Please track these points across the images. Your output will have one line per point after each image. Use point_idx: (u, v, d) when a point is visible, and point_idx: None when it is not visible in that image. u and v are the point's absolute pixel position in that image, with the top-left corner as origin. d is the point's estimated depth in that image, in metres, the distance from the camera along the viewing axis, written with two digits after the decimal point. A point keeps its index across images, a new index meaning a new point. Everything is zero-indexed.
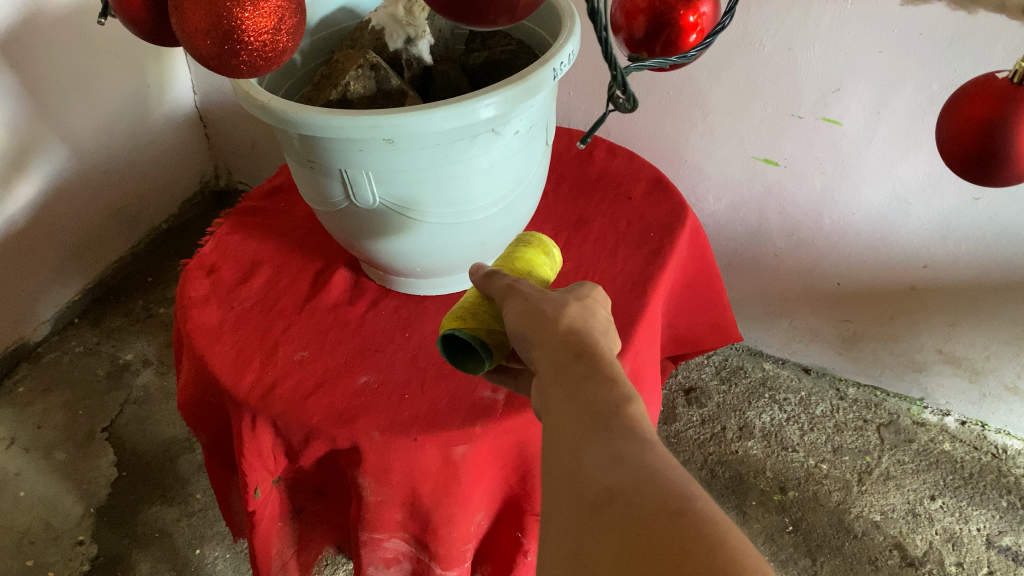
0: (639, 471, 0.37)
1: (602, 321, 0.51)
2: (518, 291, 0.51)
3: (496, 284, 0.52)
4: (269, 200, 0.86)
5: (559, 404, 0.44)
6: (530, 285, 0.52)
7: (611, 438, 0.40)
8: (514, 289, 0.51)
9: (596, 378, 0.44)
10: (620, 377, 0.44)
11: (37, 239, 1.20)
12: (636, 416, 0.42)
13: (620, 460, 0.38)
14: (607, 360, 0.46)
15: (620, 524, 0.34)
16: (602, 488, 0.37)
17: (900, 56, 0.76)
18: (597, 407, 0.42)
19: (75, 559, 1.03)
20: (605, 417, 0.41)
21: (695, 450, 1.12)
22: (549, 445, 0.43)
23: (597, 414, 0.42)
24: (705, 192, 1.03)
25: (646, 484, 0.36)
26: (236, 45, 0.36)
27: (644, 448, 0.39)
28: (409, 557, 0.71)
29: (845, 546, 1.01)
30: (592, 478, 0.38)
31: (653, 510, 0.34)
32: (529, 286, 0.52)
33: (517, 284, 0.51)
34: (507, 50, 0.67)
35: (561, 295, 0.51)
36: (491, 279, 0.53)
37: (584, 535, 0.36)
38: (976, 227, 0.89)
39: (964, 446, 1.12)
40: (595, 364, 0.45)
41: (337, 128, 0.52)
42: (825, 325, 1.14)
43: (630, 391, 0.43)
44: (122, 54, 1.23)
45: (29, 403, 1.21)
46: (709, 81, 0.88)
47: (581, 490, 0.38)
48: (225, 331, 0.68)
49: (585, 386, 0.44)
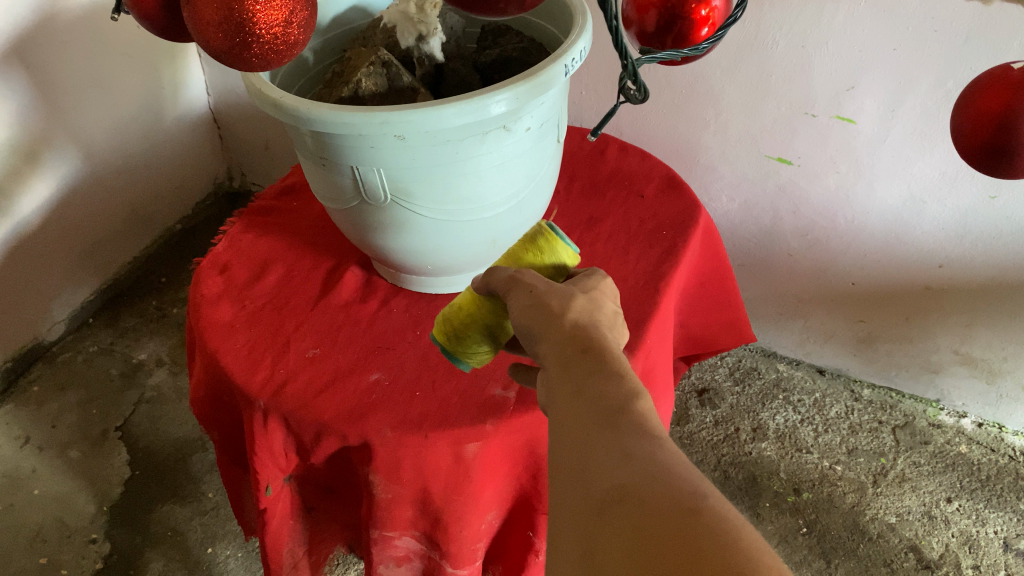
0: (649, 468, 0.37)
1: (607, 315, 0.50)
2: (521, 282, 0.49)
3: (498, 276, 0.51)
4: (282, 199, 0.86)
5: (567, 401, 0.43)
6: (533, 275, 0.50)
7: (620, 435, 0.40)
8: (517, 281, 0.50)
9: (603, 373, 0.44)
10: (628, 373, 0.44)
11: (52, 239, 1.21)
12: (644, 413, 0.41)
13: (630, 457, 0.38)
14: (613, 355, 0.46)
15: (631, 524, 0.34)
16: (613, 486, 0.37)
17: (915, 53, 0.75)
18: (605, 402, 0.42)
19: (88, 557, 1.03)
20: (614, 413, 0.41)
21: (708, 451, 1.11)
22: (558, 441, 0.42)
23: (605, 410, 0.41)
24: (718, 191, 1.02)
25: (657, 481, 0.36)
26: (248, 37, 0.36)
27: (654, 445, 0.39)
28: (420, 556, 0.70)
29: (860, 549, 1.00)
30: (602, 475, 0.38)
31: (664, 508, 0.34)
32: (533, 277, 0.50)
33: (519, 275, 0.50)
34: (519, 48, 0.66)
35: (564, 287, 0.50)
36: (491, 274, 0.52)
37: (595, 534, 0.35)
38: (992, 226, 0.88)
39: (981, 449, 1.11)
40: (603, 359, 0.45)
41: (347, 125, 0.52)
42: (839, 326, 1.13)
43: (638, 387, 0.43)
44: (137, 56, 1.23)
45: (43, 402, 1.22)
46: (722, 79, 0.87)
47: (591, 487, 0.38)
48: (237, 329, 0.68)
49: (593, 381, 0.43)
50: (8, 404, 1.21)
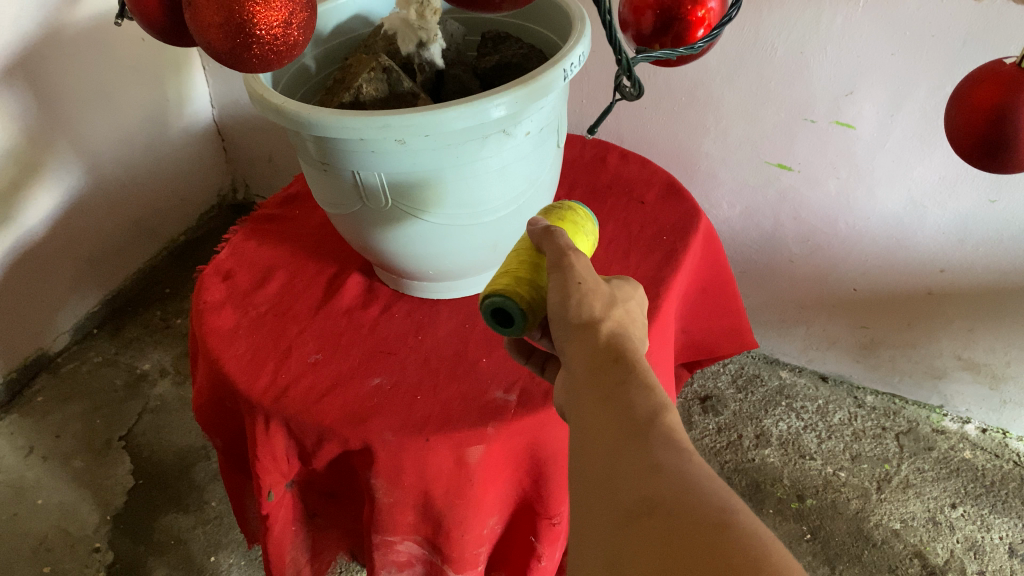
0: (676, 481, 0.37)
1: (638, 330, 0.50)
2: (568, 269, 0.48)
3: (552, 245, 0.49)
4: (285, 207, 0.87)
5: (595, 409, 0.44)
6: (586, 262, 0.49)
7: (648, 445, 0.40)
8: (564, 261, 0.48)
9: (631, 383, 0.44)
10: (656, 384, 0.44)
11: (58, 249, 1.22)
12: (672, 426, 0.42)
13: (657, 469, 0.38)
14: (644, 364, 0.46)
15: (662, 534, 0.35)
16: (642, 497, 0.37)
17: (913, 58, 0.76)
18: (634, 414, 0.42)
19: (92, 566, 1.03)
20: (643, 424, 0.41)
21: (712, 458, 1.11)
22: (585, 448, 0.43)
23: (634, 422, 0.42)
24: (719, 199, 1.03)
25: (686, 493, 0.36)
26: (249, 38, 0.37)
27: (681, 457, 0.39)
28: (422, 561, 0.70)
29: (865, 555, 0.99)
30: (630, 486, 0.38)
31: (694, 522, 0.34)
32: (585, 265, 0.48)
33: (572, 255, 0.48)
34: (519, 54, 0.66)
35: (607, 290, 0.49)
36: (548, 237, 0.50)
37: (624, 544, 0.36)
38: (993, 230, 0.88)
39: (985, 454, 1.10)
40: (632, 368, 0.45)
41: (349, 129, 0.53)
42: (842, 332, 1.13)
43: (666, 399, 0.43)
44: (143, 70, 1.25)
45: (47, 412, 1.22)
46: (722, 87, 0.88)
47: (620, 498, 0.38)
48: (240, 335, 0.69)
49: (620, 391, 0.44)
50: (12, 414, 1.22)
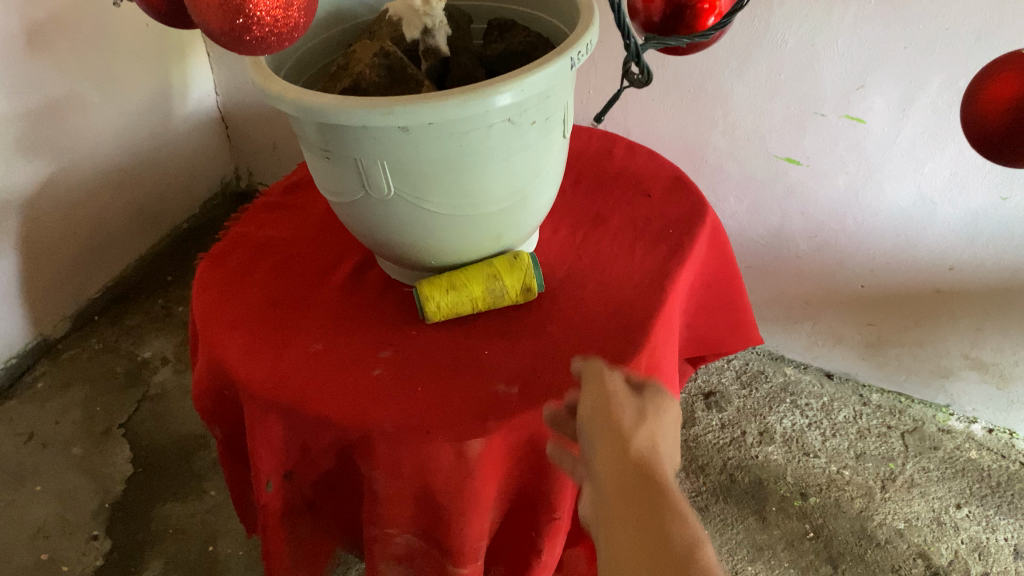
0: None
1: (667, 449, 0.51)
2: (596, 395, 0.54)
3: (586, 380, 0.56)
4: (288, 196, 0.86)
5: (625, 537, 0.43)
6: (612, 385, 0.55)
7: None
8: (597, 393, 0.54)
9: (664, 511, 0.43)
10: (689, 512, 0.44)
11: (59, 235, 1.21)
12: (707, 560, 0.40)
13: None
14: (676, 491, 0.46)
15: None
16: None
17: (926, 51, 0.75)
18: (668, 545, 0.41)
19: (89, 554, 1.03)
20: (679, 559, 0.40)
21: (715, 455, 1.10)
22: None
23: (669, 555, 0.41)
24: (726, 193, 1.02)
25: None
26: (246, 19, 0.36)
27: None
28: (419, 554, 0.70)
29: (868, 554, 0.98)
30: None
31: None
32: (613, 386, 0.55)
33: (602, 378, 0.55)
34: (525, 41, 0.65)
35: (639, 400, 0.54)
36: (585, 369, 0.57)
37: None
38: (1004, 228, 0.87)
39: (991, 455, 1.09)
40: (665, 494, 0.45)
41: (351, 115, 0.52)
42: (848, 329, 1.12)
43: (700, 531, 0.42)
44: (146, 55, 1.24)
45: (46, 399, 1.22)
46: (731, 79, 0.87)
47: None
48: (239, 323, 0.68)
49: (654, 519, 0.43)
50: (11, 400, 1.22)
